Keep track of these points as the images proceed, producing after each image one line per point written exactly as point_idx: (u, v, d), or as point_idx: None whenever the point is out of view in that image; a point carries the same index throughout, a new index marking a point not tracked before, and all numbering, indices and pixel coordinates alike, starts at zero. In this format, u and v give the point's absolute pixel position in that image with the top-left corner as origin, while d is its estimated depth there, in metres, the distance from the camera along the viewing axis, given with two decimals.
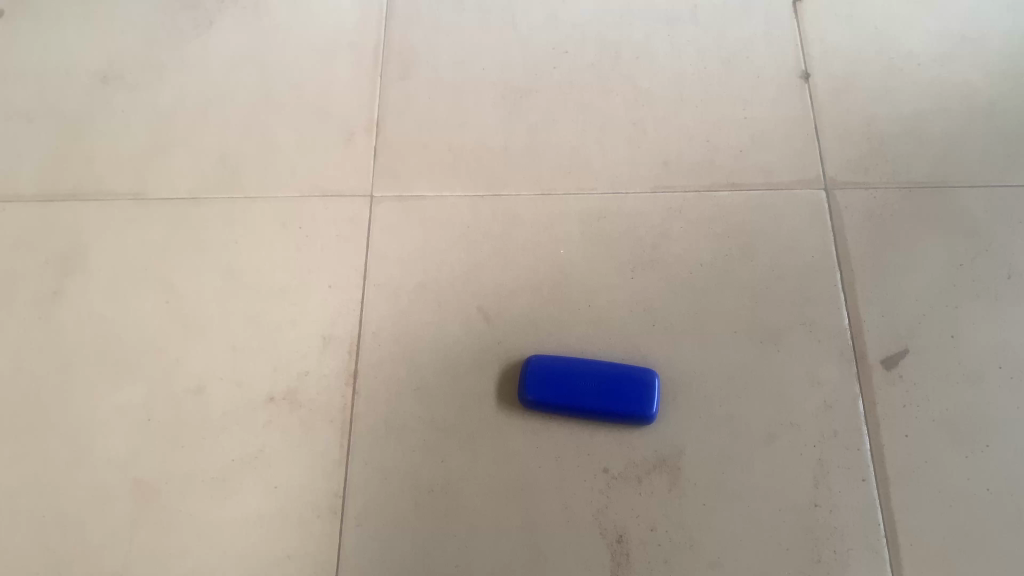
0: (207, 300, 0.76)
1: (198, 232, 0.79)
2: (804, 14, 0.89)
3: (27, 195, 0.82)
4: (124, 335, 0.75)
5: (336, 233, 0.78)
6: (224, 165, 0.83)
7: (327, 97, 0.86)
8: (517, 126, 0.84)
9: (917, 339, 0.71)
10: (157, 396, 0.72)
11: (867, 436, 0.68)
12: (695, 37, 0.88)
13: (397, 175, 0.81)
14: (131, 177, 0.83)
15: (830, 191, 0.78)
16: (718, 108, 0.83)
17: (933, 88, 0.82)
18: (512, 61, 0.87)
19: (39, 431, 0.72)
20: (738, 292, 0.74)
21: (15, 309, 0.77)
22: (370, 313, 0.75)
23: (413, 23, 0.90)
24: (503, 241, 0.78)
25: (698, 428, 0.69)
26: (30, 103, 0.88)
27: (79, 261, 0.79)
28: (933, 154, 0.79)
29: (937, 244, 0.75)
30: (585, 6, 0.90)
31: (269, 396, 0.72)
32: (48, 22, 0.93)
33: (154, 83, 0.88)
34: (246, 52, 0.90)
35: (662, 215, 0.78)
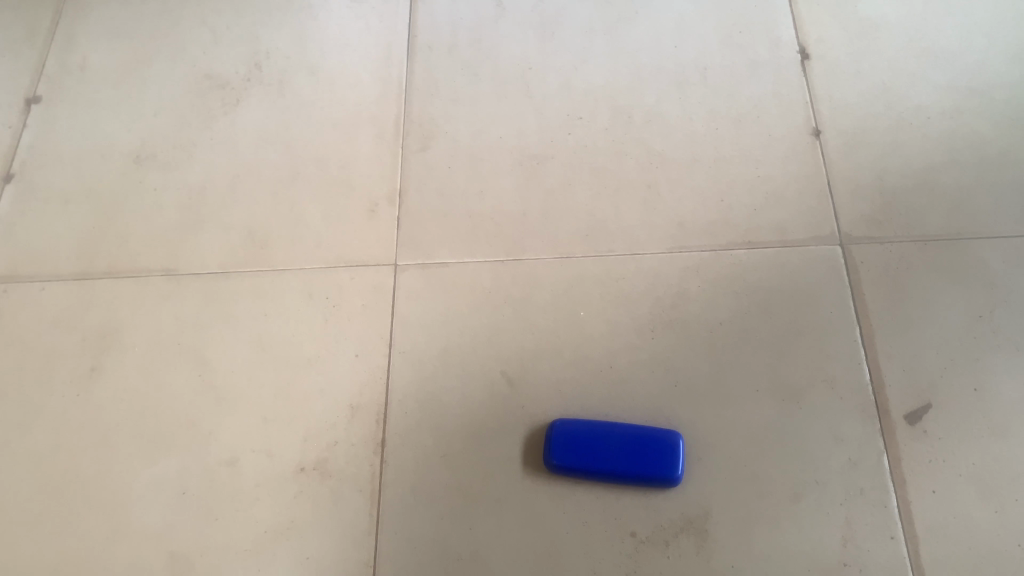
0: (238, 373, 0.78)
1: (227, 305, 0.82)
2: (812, 71, 0.90)
3: (64, 273, 0.85)
4: (159, 409, 0.77)
5: (362, 302, 0.81)
6: (252, 239, 0.85)
7: (350, 169, 0.89)
8: (534, 192, 0.86)
9: (939, 393, 0.72)
10: (191, 469, 0.74)
11: (893, 492, 0.68)
12: (705, 98, 0.90)
13: (419, 243, 0.84)
14: (163, 253, 0.86)
15: (846, 247, 0.79)
16: (731, 167, 0.85)
17: (943, 141, 0.84)
18: (527, 129, 0.90)
19: (77, 506, 0.73)
20: (758, 350, 0.75)
21: (53, 386, 0.79)
22: (396, 380, 0.76)
23: (431, 94, 0.93)
24: (523, 305, 0.79)
25: (723, 489, 0.69)
26: (67, 185, 0.92)
27: (115, 337, 0.81)
28: (946, 206, 0.80)
29: (955, 296, 0.76)
30: (597, 72, 0.93)
31: (300, 466, 0.73)
32: (83, 105, 0.97)
33: (184, 162, 0.92)
34: (271, 128, 0.93)
35: (680, 275, 0.80)
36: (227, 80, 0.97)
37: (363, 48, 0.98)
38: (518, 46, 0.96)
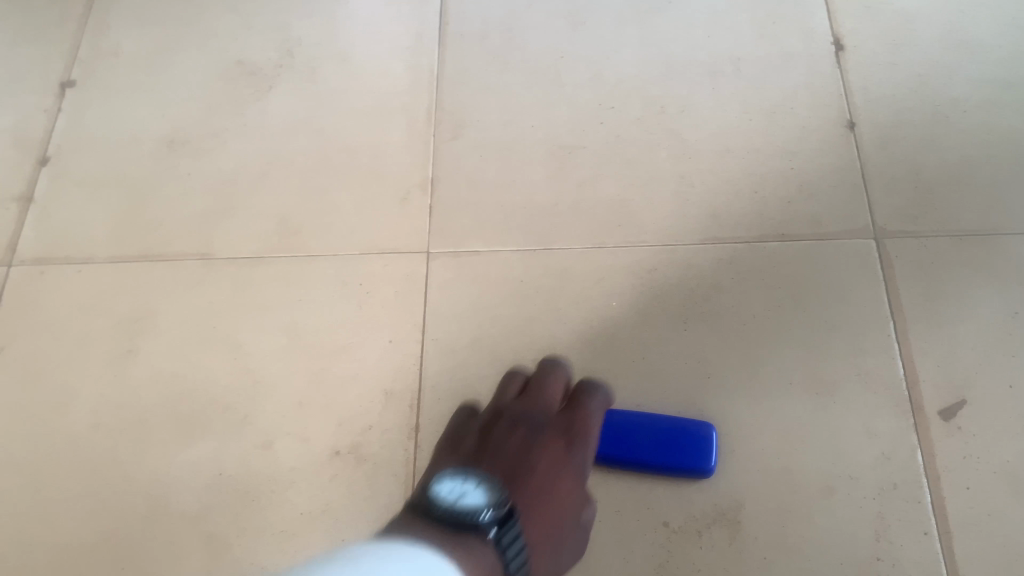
0: (272, 358, 0.79)
1: (261, 292, 0.82)
2: (846, 63, 0.90)
3: (99, 257, 0.86)
4: (194, 393, 0.78)
5: (394, 290, 0.81)
6: (285, 226, 0.86)
7: (381, 157, 0.89)
8: (566, 182, 0.86)
9: (974, 389, 0.71)
10: (227, 452, 0.75)
11: (926, 486, 0.68)
12: (738, 90, 0.89)
13: (451, 232, 0.84)
14: (197, 239, 0.86)
15: (880, 241, 0.79)
16: (764, 160, 0.85)
17: (979, 135, 0.83)
18: (559, 120, 0.90)
19: (114, 487, 0.74)
20: (791, 343, 0.75)
21: (89, 369, 0.80)
22: (429, 368, 0.77)
23: (461, 84, 0.93)
24: (555, 295, 0.79)
25: (755, 482, 0.70)
26: (101, 169, 0.92)
27: (151, 321, 0.82)
28: (982, 201, 0.80)
29: (990, 292, 0.75)
30: (629, 63, 0.93)
31: (334, 450, 0.74)
32: (116, 90, 0.98)
33: (217, 148, 0.92)
34: (302, 115, 0.93)
35: (712, 267, 0.79)
36: (258, 66, 0.97)
37: (393, 36, 0.98)
38: (548, 36, 0.96)
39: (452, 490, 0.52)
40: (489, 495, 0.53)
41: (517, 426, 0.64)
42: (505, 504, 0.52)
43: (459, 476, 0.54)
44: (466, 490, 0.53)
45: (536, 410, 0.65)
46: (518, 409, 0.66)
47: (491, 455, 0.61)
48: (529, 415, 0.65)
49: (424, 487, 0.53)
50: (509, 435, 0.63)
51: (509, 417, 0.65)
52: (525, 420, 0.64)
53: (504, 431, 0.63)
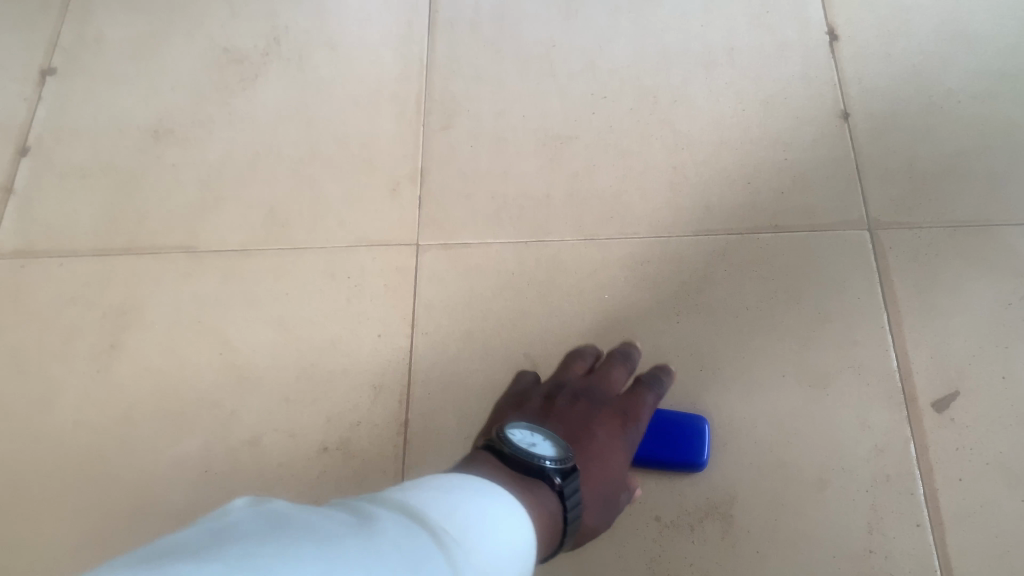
0: (260, 352, 0.77)
1: (249, 284, 0.81)
2: (840, 52, 0.89)
3: (83, 249, 0.85)
4: (182, 388, 0.77)
5: (384, 283, 0.80)
6: (273, 218, 0.84)
7: (371, 148, 0.88)
8: (558, 173, 0.85)
9: (968, 381, 0.71)
10: (214, 448, 0.73)
11: (920, 479, 0.68)
12: (732, 79, 0.88)
13: (442, 224, 0.83)
14: (183, 231, 0.85)
15: (875, 232, 0.78)
16: (759, 150, 0.84)
17: (974, 125, 0.82)
18: (551, 110, 0.88)
19: (100, 484, 0.73)
20: (785, 335, 0.75)
21: (74, 363, 0.79)
22: (420, 362, 0.76)
23: (452, 73, 0.92)
24: (548, 287, 0.79)
25: (749, 475, 0.69)
26: (85, 159, 0.91)
27: (136, 315, 0.81)
28: (977, 192, 0.79)
29: (985, 283, 0.75)
30: (622, 52, 0.91)
31: (324, 446, 0.73)
32: (100, 79, 0.96)
33: (204, 138, 0.90)
34: (291, 105, 0.92)
35: (705, 259, 0.79)
36: (246, 55, 0.96)
37: (383, 24, 0.96)
38: (540, 24, 0.94)
39: (523, 442, 0.56)
40: (556, 451, 0.56)
41: (578, 398, 0.66)
42: (571, 458, 0.55)
43: (531, 434, 0.58)
44: (536, 444, 0.56)
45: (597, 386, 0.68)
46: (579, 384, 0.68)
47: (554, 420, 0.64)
48: (591, 390, 0.67)
49: (497, 436, 0.57)
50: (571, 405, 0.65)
51: (570, 391, 0.67)
52: (586, 394, 0.66)
53: (566, 400, 0.66)
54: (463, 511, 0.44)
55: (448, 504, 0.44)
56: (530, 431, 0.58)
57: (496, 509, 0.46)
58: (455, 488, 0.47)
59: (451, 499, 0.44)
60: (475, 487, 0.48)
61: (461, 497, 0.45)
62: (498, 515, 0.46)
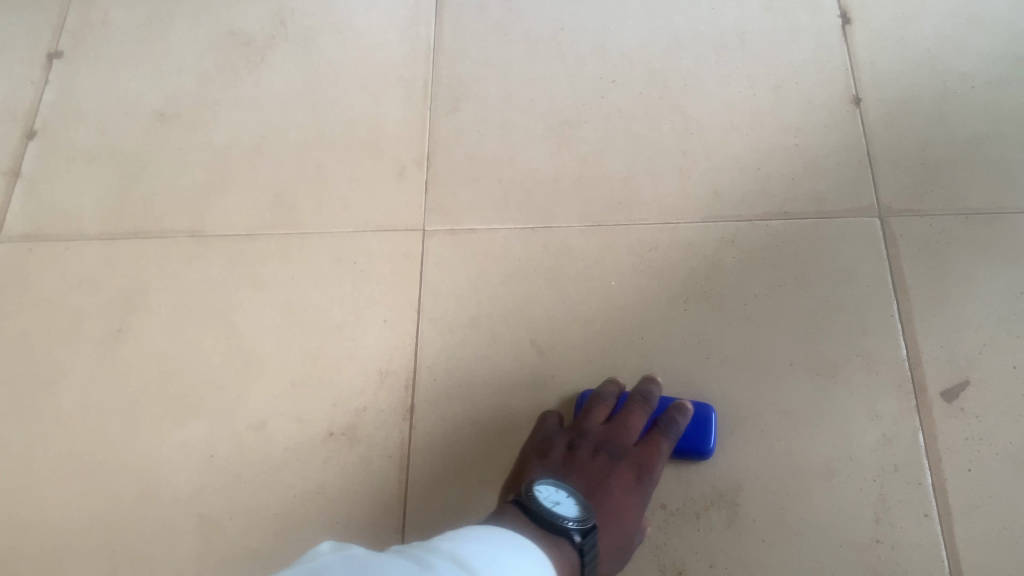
0: (266, 338, 0.77)
1: (255, 269, 0.81)
2: (853, 36, 0.88)
3: (90, 233, 0.85)
4: (188, 373, 0.77)
5: (391, 268, 0.80)
6: (280, 202, 0.84)
7: (379, 132, 0.87)
8: (566, 159, 0.84)
9: (978, 371, 0.70)
10: (220, 433, 0.74)
11: (928, 469, 0.67)
12: (743, 64, 0.87)
13: (449, 209, 0.82)
14: (189, 215, 0.85)
15: (885, 220, 0.78)
16: (768, 136, 0.83)
17: (988, 112, 0.81)
18: (560, 94, 0.88)
19: (106, 468, 0.73)
20: (793, 324, 0.74)
21: (80, 347, 0.79)
22: (426, 348, 0.76)
23: (461, 57, 0.91)
24: (554, 274, 0.78)
25: (755, 464, 0.69)
26: (92, 143, 0.90)
27: (142, 299, 0.81)
28: (990, 180, 0.78)
29: (997, 271, 0.74)
30: (632, 36, 0.91)
31: (329, 431, 0.73)
32: (107, 61, 0.96)
33: (210, 122, 0.90)
34: (297, 88, 0.91)
35: (714, 246, 0.78)
36: (253, 37, 0.95)
37: (390, 7, 0.95)
38: (550, 7, 0.93)
39: (548, 500, 0.56)
40: (579, 508, 0.56)
41: (598, 453, 0.66)
42: (592, 517, 0.56)
43: (556, 488, 0.58)
44: (560, 500, 0.57)
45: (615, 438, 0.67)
46: (601, 430, 0.68)
47: (574, 476, 0.64)
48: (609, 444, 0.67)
49: (524, 492, 0.57)
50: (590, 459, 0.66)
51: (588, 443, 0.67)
52: (605, 449, 0.67)
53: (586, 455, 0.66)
54: (504, 566, 0.45)
55: (487, 552, 0.46)
56: (556, 486, 0.59)
57: (533, 565, 0.48)
58: (493, 542, 0.48)
59: (490, 553, 0.46)
60: (508, 541, 0.49)
61: (500, 551, 0.47)
62: (535, 571, 0.47)
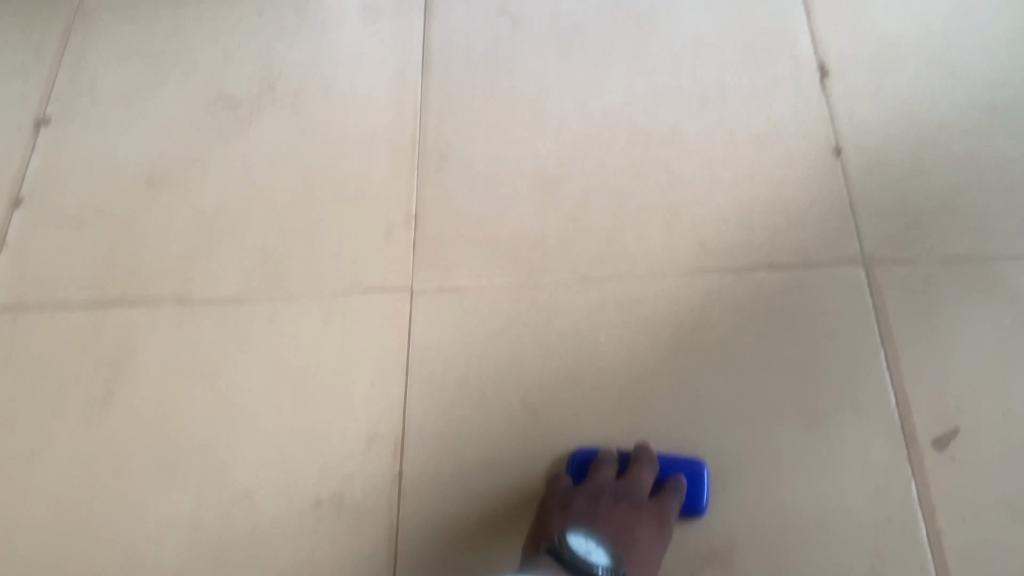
0: (253, 402, 0.77)
1: (242, 332, 0.81)
2: (831, 88, 0.89)
3: (76, 300, 0.84)
4: (175, 441, 0.76)
5: (378, 328, 0.79)
6: (266, 265, 0.84)
7: (365, 192, 0.88)
8: (552, 215, 0.84)
9: (968, 420, 0.70)
10: (207, 502, 0.73)
11: (922, 521, 0.67)
12: (724, 117, 0.89)
13: (436, 267, 0.82)
14: (176, 280, 0.84)
15: (870, 269, 0.78)
16: (751, 188, 0.84)
17: (966, 160, 0.82)
18: (545, 150, 0.88)
19: (92, 541, 0.72)
20: (782, 376, 0.74)
21: (65, 417, 0.78)
22: (414, 409, 0.75)
23: (446, 115, 0.92)
24: (542, 330, 0.78)
25: (748, 520, 0.69)
26: (79, 209, 0.91)
27: (128, 366, 0.80)
28: (972, 227, 0.79)
29: (982, 319, 0.74)
30: (614, 91, 0.92)
31: (317, 498, 0.72)
32: (94, 126, 0.96)
33: (197, 185, 0.91)
34: (284, 150, 0.92)
35: (700, 299, 0.78)
36: (240, 100, 0.96)
37: (376, 68, 0.96)
38: (533, 65, 0.95)
39: (581, 547, 0.60)
40: (609, 558, 0.60)
41: (620, 500, 0.66)
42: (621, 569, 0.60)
43: (588, 538, 0.61)
44: (592, 548, 0.60)
45: (634, 485, 0.67)
46: (617, 483, 0.67)
47: (599, 525, 0.64)
48: (630, 491, 0.66)
49: (557, 539, 0.61)
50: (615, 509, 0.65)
51: (608, 491, 0.67)
52: (626, 496, 0.66)
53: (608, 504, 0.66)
54: None
55: None
56: (588, 536, 0.62)
57: None
58: None
59: None
60: None
61: None
62: None
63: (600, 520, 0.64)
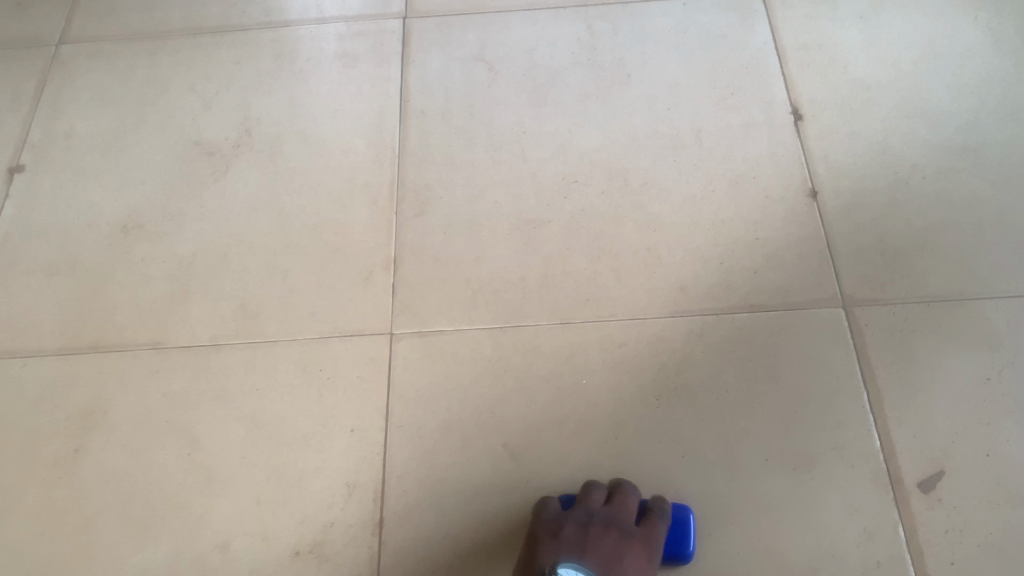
0: (230, 452, 0.75)
1: (219, 380, 0.79)
2: (806, 131, 0.90)
3: (48, 349, 0.83)
4: (148, 492, 0.74)
5: (358, 374, 0.78)
6: (244, 311, 0.83)
7: (345, 237, 0.87)
8: (532, 258, 0.84)
9: (952, 460, 0.70)
10: (181, 556, 0.71)
11: (911, 563, 0.66)
12: (701, 161, 0.89)
13: (416, 311, 0.82)
14: (151, 327, 0.83)
15: (850, 309, 0.78)
16: (730, 230, 0.84)
17: (940, 201, 0.84)
18: (524, 194, 0.89)
19: None
20: (766, 418, 0.74)
21: (35, 469, 0.76)
22: (395, 456, 0.74)
23: (425, 160, 0.92)
24: (524, 374, 0.77)
25: (737, 565, 0.68)
26: (52, 256, 0.89)
27: (101, 416, 0.78)
28: (948, 267, 0.79)
29: (962, 358, 0.75)
30: (592, 135, 0.93)
31: (296, 550, 0.70)
32: (70, 173, 0.96)
33: (174, 232, 0.90)
34: (263, 195, 0.91)
35: (682, 341, 0.78)
36: (218, 146, 0.96)
37: (355, 113, 0.97)
38: (511, 110, 0.95)
39: None
40: None
41: (609, 528, 0.65)
42: None
43: None
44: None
45: (622, 514, 0.66)
46: (605, 511, 0.67)
47: (590, 553, 0.63)
48: (618, 518, 0.66)
49: None
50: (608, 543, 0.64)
51: (597, 518, 0.66)
52: (615, 523, 0.65)
53: (597, 531, 0.65)
54: None
55: None
56: (579, 568, 0.59)
57: None
58: None
59: None
60: None
61: None
62: None
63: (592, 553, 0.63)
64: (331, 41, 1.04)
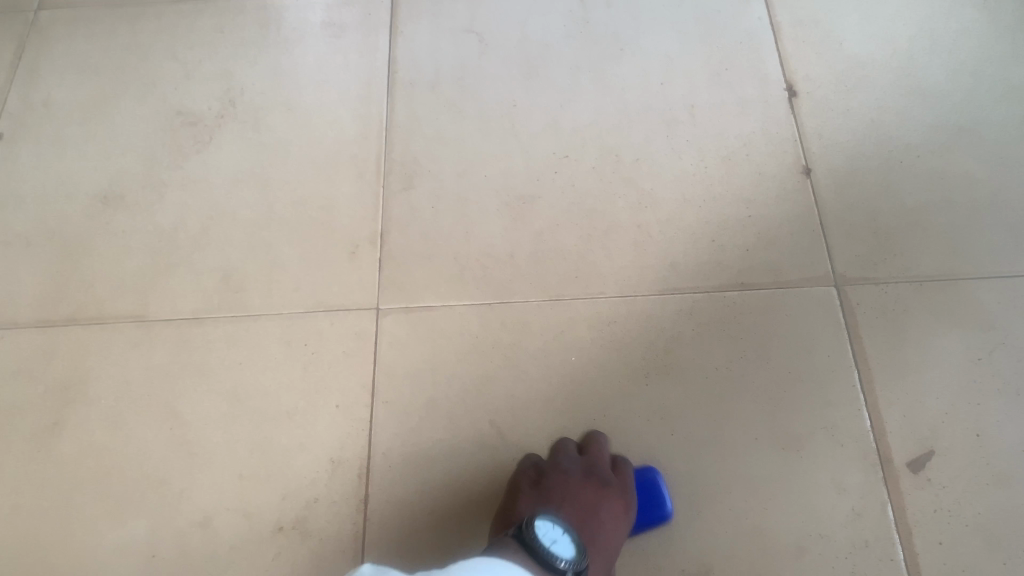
0: (212, 427, 0.74)
1: (201, 354, 0.78)
2: (800, 108, 0.89)
3: (25, 321, 0.81)
4: (128, 467, 0.73)
5: (343, 349, 0.77)
6: (227, 285, 0.82)
7: (330, 211, 0.86)
8: (521, 234, 0.83)
9: (942, 441, 0.70)
10: (161, 531, 0.69)
11: (899, 544, 0.66)
12: (693, 137, 0.88)
13: (403, 287, 0.80)
14: (132, 300, 0.81)
15: (842, 288, 0.78)
16: (721, 207, 0.83)
17: (933, 181, 0.83)
18: (513, 169, 0.87)
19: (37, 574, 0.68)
20: (756, 397, 0.73)
21: (12, 443, 0.75)
22: (380, 432, 0.73)
23: (412, 133, 0.90)
24: (512, 351, 0.76)
25: (725, 544, 0.67)
26: (30, 227, 0.87)
27: (81, 390, 0.77)
28: (941, 247, 0.79)
29: (954, 339, 0.74)
30: (582, 110, 0.91)
31: (279, 525, 0.69)
32: (48, 143, 0.93)
33: (155, 203, 0.88)
34: (246, 168, 0.90)
35: (673, 319, 0.77)
36: (201, 117, 0.94)
37: (342, 85, 0.95)
38: (500, 84, 0.94)
39: (547, 537, 0.57)
40: (574, 550, 0.57)
41: (585, 477, 0.66)
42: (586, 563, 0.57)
43: (556, 523, 0.58)
44: (558, 538, 0.57)
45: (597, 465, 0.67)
46: (580, 463, 0.68)
47: (566, 505, 0.64)
48: (593, 469, 0.67)
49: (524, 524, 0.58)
50: (584, 502, 0.64)
51: (572, 470, 0.67)
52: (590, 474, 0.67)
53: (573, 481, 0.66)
54: None
55: None
56: (555, 520, 0.59)
57: None
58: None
59: None
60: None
61: None
62: None
63: (567, 513, 0.64)
64: (318, 11, 1.02)
